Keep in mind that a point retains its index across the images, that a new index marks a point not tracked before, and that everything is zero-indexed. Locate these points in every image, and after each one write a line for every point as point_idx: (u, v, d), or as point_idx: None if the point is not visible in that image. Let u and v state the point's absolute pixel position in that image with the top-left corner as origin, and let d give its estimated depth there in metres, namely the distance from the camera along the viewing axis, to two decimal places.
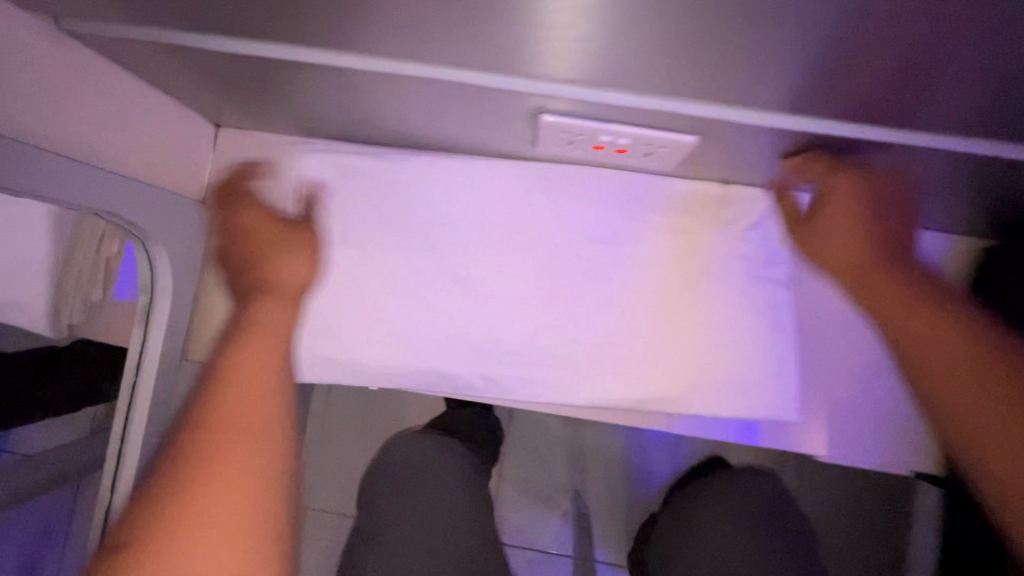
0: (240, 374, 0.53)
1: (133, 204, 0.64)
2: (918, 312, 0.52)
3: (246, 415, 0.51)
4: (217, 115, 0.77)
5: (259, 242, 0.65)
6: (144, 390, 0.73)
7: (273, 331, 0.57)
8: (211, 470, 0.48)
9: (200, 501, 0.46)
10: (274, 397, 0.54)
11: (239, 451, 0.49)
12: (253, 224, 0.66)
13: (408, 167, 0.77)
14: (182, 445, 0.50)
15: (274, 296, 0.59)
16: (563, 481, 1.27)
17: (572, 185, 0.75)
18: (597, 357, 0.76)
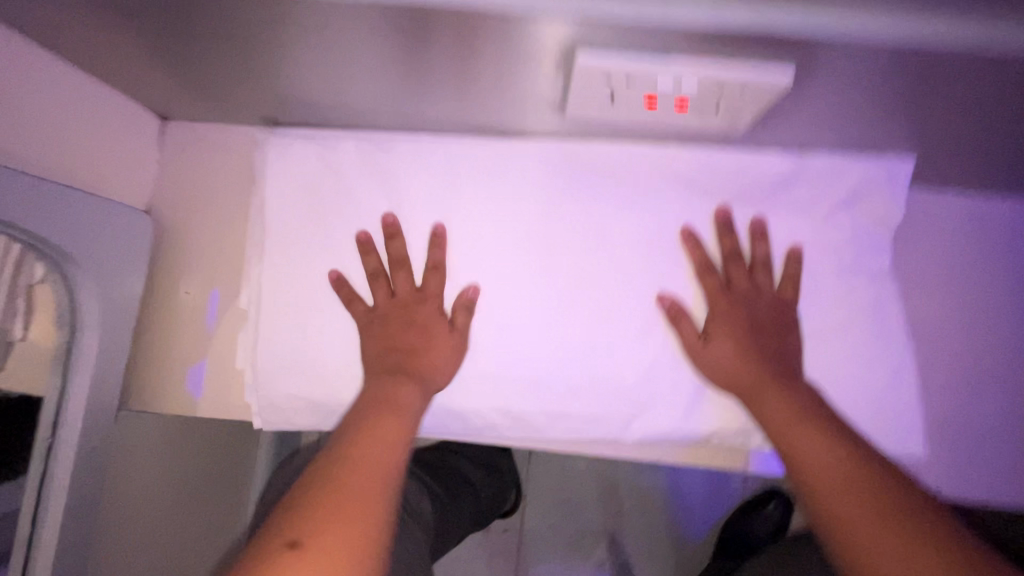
0: (376, 427, 0.51)
1: (39, 206, 0.48)
2: (798, 438, 0.50)
3: (377, 451, 0.49)
4: (162, 106, 0.61)
5: (413, 338, 0.58)
6: (63, 454, 0.54)
7: (407, 420, 0.52)
8: (337, 519, 0.43)
9: (330, 520, 0.42)
10: (396, 470, 0.48)
11: (372, 480, 0.46)
12: (415, 313, 0.59)
13: (403, 158, 0.61)
14: (320, 469, 0.47)
15: (414, 383, 0.55)
16: (597, 528, 1.08)
17: (612, 166, 0.59)
18: (649, 383, 0.60)
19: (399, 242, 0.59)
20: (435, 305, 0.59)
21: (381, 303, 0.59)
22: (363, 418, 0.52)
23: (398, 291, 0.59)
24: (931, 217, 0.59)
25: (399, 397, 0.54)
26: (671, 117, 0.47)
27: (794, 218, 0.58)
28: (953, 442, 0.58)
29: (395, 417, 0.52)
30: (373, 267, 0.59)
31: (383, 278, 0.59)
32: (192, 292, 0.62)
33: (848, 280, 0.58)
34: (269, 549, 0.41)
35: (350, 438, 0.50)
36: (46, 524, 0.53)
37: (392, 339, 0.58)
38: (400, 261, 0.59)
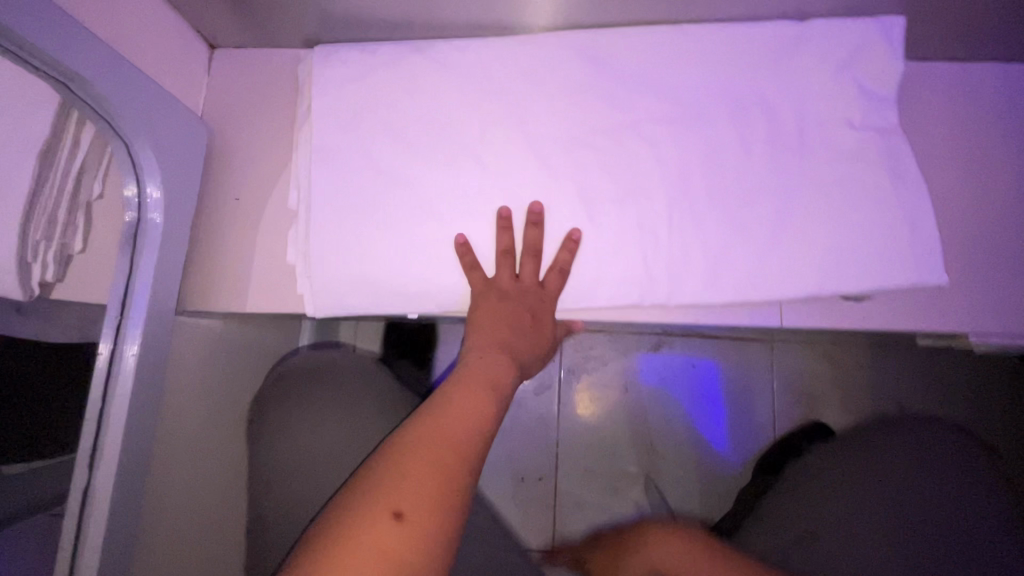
0: (467, 392, 0.56)
1: (118, 84, 0.52)
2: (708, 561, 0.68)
3: (467, 415, 0.55)
4: (211, 31, 0.67)
5: (527, 325, 0.61)
6: (132, 337, 0.58)
7: (498, 388, 0.58)
8: (414, 457, 0.50)
9: (423, 493, 0.48)
10: (473, 432, 0.54)
11: (464, 459, 0.52)
12: (527, 308, 0.61)
13: (436, 58, 0.65)
14: (417, 439, 0.52)
15: (508, 366, 0.59)
16: (632, 469, 1.07)
17: (628, 48, 0.63)
18: (681, 248, 0.61)
19: (535, 230, 0.61)
20: (549, 301, 0.61)
21: (506, 283, 0.61)
22: (454, 395, 0.56)
23: (522, 274, 0.61)
24: (930, 76, 0.64)
25: (494, 383, 0.58)
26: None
27: (806, 81, 0.61)
28: (976, 280, 0.60)
29: (488, 399, 0.57)
30: (505, 244, 0.61)
31: (512, 258, 0.61)
32: (242, 198, 0.66)
33: (861, 136, 0.61)
34: (372, 511, 0.47)
35: (449, 398, 0.56)
36: (116, 400, 0.57)
37: (509, 321, 0.60)
38: (533, 248, 0.61)
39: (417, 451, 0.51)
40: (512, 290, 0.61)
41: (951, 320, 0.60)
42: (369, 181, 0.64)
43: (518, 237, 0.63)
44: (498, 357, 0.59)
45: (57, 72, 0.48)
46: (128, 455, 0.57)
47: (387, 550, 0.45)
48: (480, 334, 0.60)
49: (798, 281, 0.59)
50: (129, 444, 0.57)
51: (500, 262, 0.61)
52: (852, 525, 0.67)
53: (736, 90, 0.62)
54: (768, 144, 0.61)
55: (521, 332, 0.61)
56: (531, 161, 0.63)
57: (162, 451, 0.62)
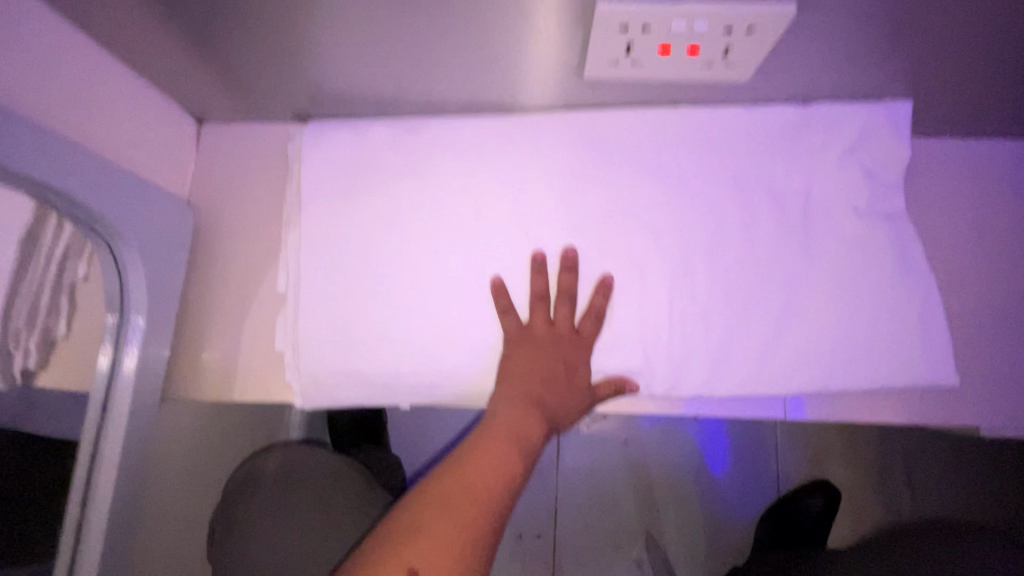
0: (497, 442, 0.53)
1: (97, 187, 0.50)
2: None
3: (494, 468, 0.51)
4: (200, 109, 0.66)
5: (561, 375, 0.57)
6: (112, 443, 0.56)
7: (529, 437, 0.54)
8: (435, 516, 0.48)
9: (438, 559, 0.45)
10: (499, 487, 0.50)
11: (483, 519, 0.49)
12: (562, 355, 0.57)
13: (428, 140, 0.63)
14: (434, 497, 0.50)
15: (541, 415, 0.55)
16: (633, 527, 1.05)
17: (625, 131, 0.61)
18: (681, 339, 0.59)
19: (570, 275, 0.59)
20: (583, 349, 0.58)
21: (540, 328, 0.58)
22: (478, 447, 0.53)
23: (557, 320, 0.58)
24: (937, 157, 0.62)
25: (521, 437, 0.53)
26: (669, 66, 0.51)
27: (810, 165, 0.59)
28: (986, 373, 0.58)
29: (514, 454, 0.52)
30: (540, 288, 0.59)
31: (547, 303, 0.59)
32: (230, 280, 0.65)
33: (866, 223, 0.59)
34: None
35: (478, 446, 0.53)
36: (94, 510, 0.55)
37: (541, 371, 0.56)
38: (568, 292, 0.59)
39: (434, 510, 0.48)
40: (546, 335, 0.58)
41: (958, 413, 0.58)
42: (360, 267, 0.62)
43: (551, 282, 0.60)
44: (527, 409, 0.55)
45: (30, 184, 0.46)
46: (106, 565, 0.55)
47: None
48: (511, 384, 0.56)
49: (801, 376, 0.57)
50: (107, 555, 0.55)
51: (534, 307, 0.59)
52: None
53: (737, 174, 0.60)
54: (770, 231, 0.59)
55: (554, 381, 0.56)
56: (526, 246, 0.61)
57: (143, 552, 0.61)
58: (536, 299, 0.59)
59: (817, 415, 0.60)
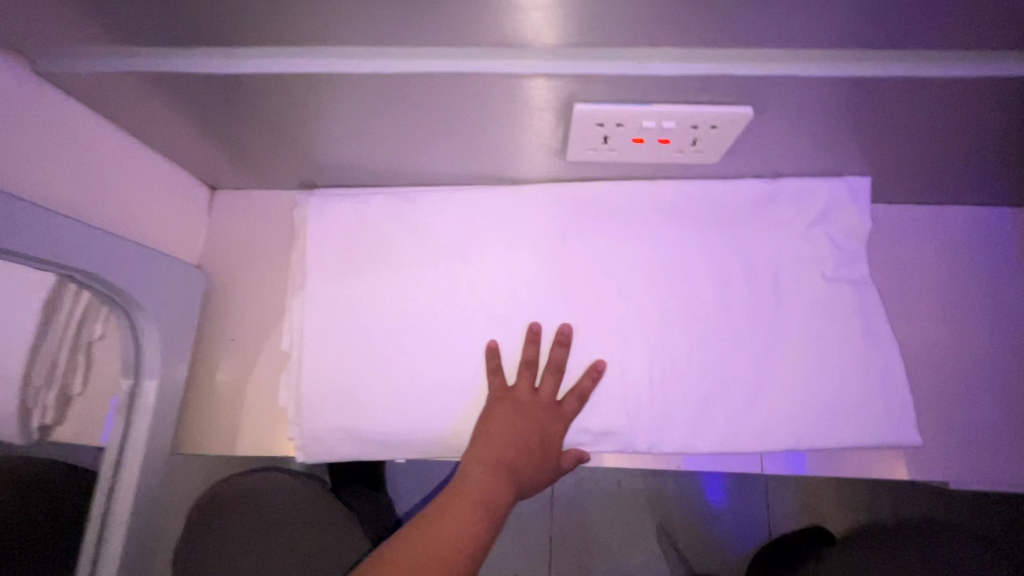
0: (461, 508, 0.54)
1: (115, 262, 0.54)
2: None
3: (458, 534, 0.52)
4: (214, 178, 0.71)
5: (535, 443, 0.59)
6: (124, 498, 0.60)
7: (494, 503, 0.55)
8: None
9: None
10: (462, 553, 0.51)
11: None
12: (539, 424, 0.60)
13: (424, 208, 0.68)
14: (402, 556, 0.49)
15: (509, 483, 0.57)
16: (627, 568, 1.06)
17: (608, 201, 0.66)
18: (662, 396, 0.63)
19: (562, 351, 0.62)
20: (559, 421, 0.61)
21: (523, 395, 0.62)
22: (445, 511, 0.54)
23: (542, 389, 0.62)
24: (898, 225, 0.67)
25: (489, 501, 0.55)
26: (646, 151, 0.56)
27: (780, 235, 0.64)
28: (951, 429, 0.62)
29: (480, 518, 0.53)
30: (531, 356, 0.63)
31: (534, 371, 0.63)
32: (238, 339, 0.69)
33: (833, 288, 0.63)
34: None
35: (440, 512, 0.54)
36: (105, 564, 0.58)
37: (519, 437, 0.59)
38: (557, 365, 0.62)
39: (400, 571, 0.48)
40: (528, 402, 0.61)
41: (925, 468, 0.61)
42: (360, 328, 0.66)
43: (543, 353, 0.64)
44: (499, 473, 0.57)
45: (54, 266, 0.50)
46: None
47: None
48: (486, 446, 0.59)
49: (776, 434, 0.61)
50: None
51: (521, 373, 0.62)
52: None
53: (712, 243, 0.64)
54: (744, 296, 0.63)
55: (528, 450, 0.59)
56: (515, 308, 0.65)
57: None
58: (524, 365, 0.62)
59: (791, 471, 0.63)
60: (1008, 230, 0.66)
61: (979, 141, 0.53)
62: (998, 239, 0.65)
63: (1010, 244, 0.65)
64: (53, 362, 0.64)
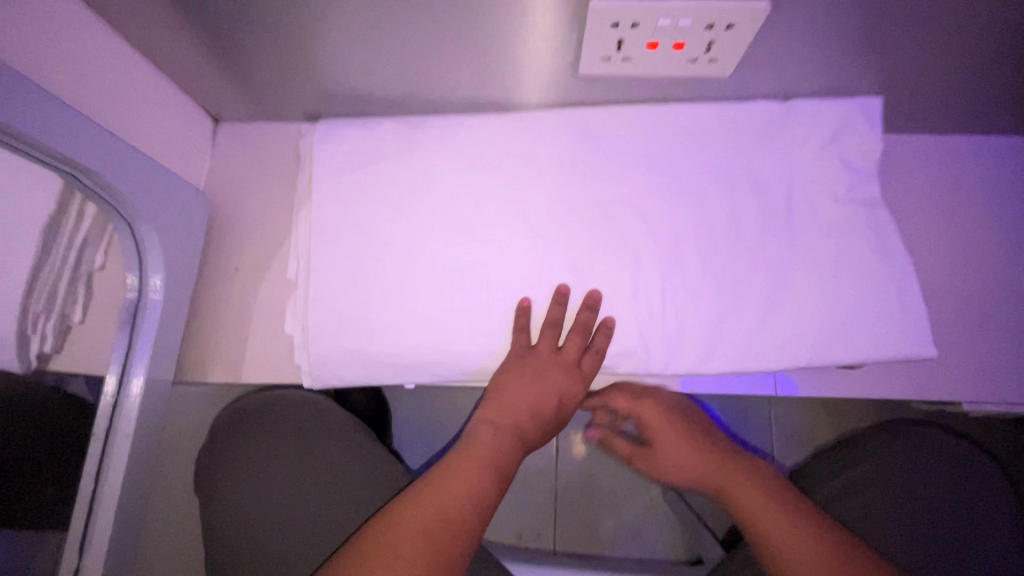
0: (465, 470, 0.55)
1: (126, 173, 0.53)
2: (732, 484, 0.58)
3: (460, 498, 0.53)
4: (216, 108, 0.69)
5: (550, 403, 0.61)
6: (127, 413, 0.59)
7: (500, 464, 0.56)
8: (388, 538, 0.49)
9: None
10: (464, 516, 0.52)
11: (447, 545, 0.49)
12: (556, 386, 0.61)
13: (432, 135, 0.67)
14: (421, 522, 0.50)
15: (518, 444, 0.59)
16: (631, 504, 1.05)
17: (618, 126, 0.65)
18: (673, 318, 0.62)
19: (590, 313, 0.61)
20: (577, 381, 0.62)
21: (545, 355, 0.61)
22: (456, 473, 0.55)
23: (565, 349, 0.62)
24: (907, 150, 0.66)
25: (497, 462, 0.56)
26: (659, 61, 0.56)
27: (791, 156, 0.63)
28: (956, 349, 0.63)
29: (489, 482, 0.55)
30: (556, 316, 0.62)
31: (557, 331, 0.62)
32: (242, 269, 0.68)
33: (843, 210, 0.63)
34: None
35: (447, 470, 0.55)
36: (108, 483, 0.59)
37: (536, 397, 0.60)
38: (584, 327, 0.61)
39: (423, 540, 0.49)
40: (549, 362, 0.61)
41: (927, 387, 0.62)
42: (367, 253, 0.65)
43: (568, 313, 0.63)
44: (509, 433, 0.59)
45: (67, 166, 0.49)
46: (117, 535, 0.59)
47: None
48: (498, 406, 0.60)
49: (789, 353, 0.60)
50: (117, 526, 0.59)
51: (546, 332, 0.62)
52: None
53: (723, 167, 0.64)
54: (756, 220, 0.63)
55: (539, 412, 0.61)
56: (524, 233, 0.64)
57: (148, 526, 0.64)
58: (549, 327, 0.62)
59: (803, 392, 0.63)
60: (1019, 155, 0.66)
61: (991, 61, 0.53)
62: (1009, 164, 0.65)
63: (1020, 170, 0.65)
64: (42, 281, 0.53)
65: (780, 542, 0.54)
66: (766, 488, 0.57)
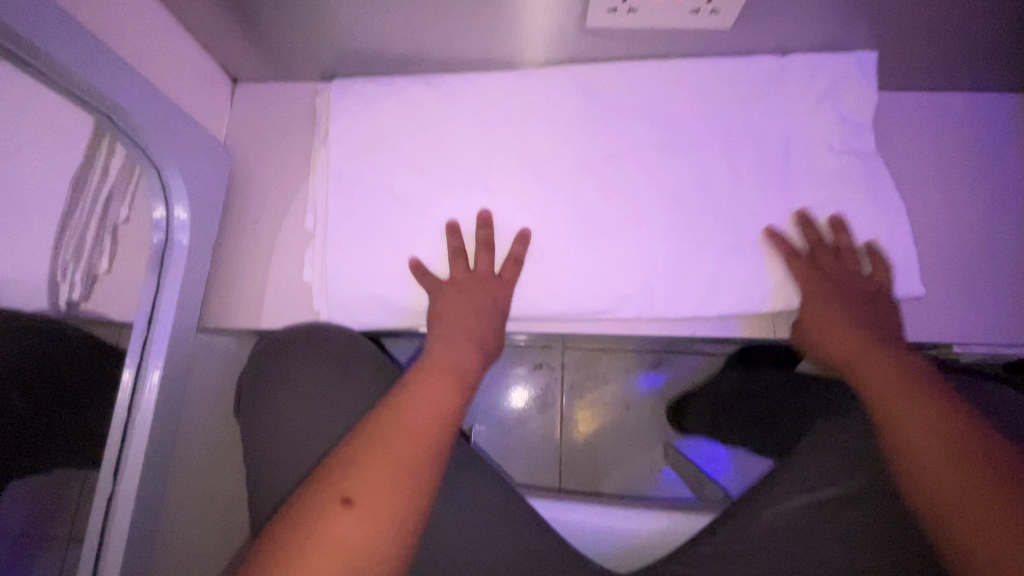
0: (434, 385, 0.55)
1: (154, 117, 0.56)
2: (871, 358, 0.56)
3: (428, 407, 0.53)
4: (234, 67, 0.72)
5: (488, 311, 0.62)
6: (158, 349, 0.62)
7: (460, 372, 0.57)
8: (365, 448, 0.49)
9: (382, 505, 0.46)
10: (435, 425, 0.52)
11: (418, 450, 0.50)
12: (478, 300, 0.62)
13: (442, 89, 0.69)
14: (377, 437, 0.50)
15: (472, 354, 0.59)
16: (636, 458, 1.08)
17: (622, 80, 0.68)
18: (676, 262, 0.65)
19: (487, 230, 0.65)
20: (507, 289, 0.63)
21: (460, 276, 0.64)
22: (412, 393, 0.54)
23: (477, 268, 0.64)
24: (902, 104, 0.69)
25: (457, 370, 0.57)
26: (660, 13, 0.59)
27: (788, 109, 0.66)
28: (946, 292, 0.65)
29: (449, 391, 0.55)
30: (457, 245, 0.65)
31: (464, 257, 0.65)
32: (262, 221, 0.71)
33: (837, 159, 0.66)
34: (321, 500, 0.46)
35: (414, 384, 0.55)
36: (139, 413, 0.61)
37: (472, 309, 0.61)
38: (485, 243, 0.65)
39: (379, 453, 0.49)
40: (468, 279, 0.63)
41: (926, 328, 0.65)
42: (381, 203, 0.68)
43: (470, 240, 0.67)
44: (464, 346, 0.59)
45: (101, 104, 0.52)
46: (150, 465, 0.62)
47: (358, 536, 0.45)
48: (447, 326, 0.60)
49: (786, 296, 0.64)
50: (152, 455, 0.62)
51: (453, 262, 0.64)
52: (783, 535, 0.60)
53: (724, 119, 0.67)
54: (756, 169, 0.66)
55: (485, 319, 0.61)
56: (531, 182, 0.67)
57: (182, 465, 0.67)
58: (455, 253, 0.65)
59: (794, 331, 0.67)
60: (1009, 109, 0.68)
61: (982, 15, 0.55)
62: (998, 118, 0.68)
63: (1010, 123, 0.68)
64: (72, 229, 0.57)
65: (908, 424, 0.51)
66: (937, 388, 0.53)
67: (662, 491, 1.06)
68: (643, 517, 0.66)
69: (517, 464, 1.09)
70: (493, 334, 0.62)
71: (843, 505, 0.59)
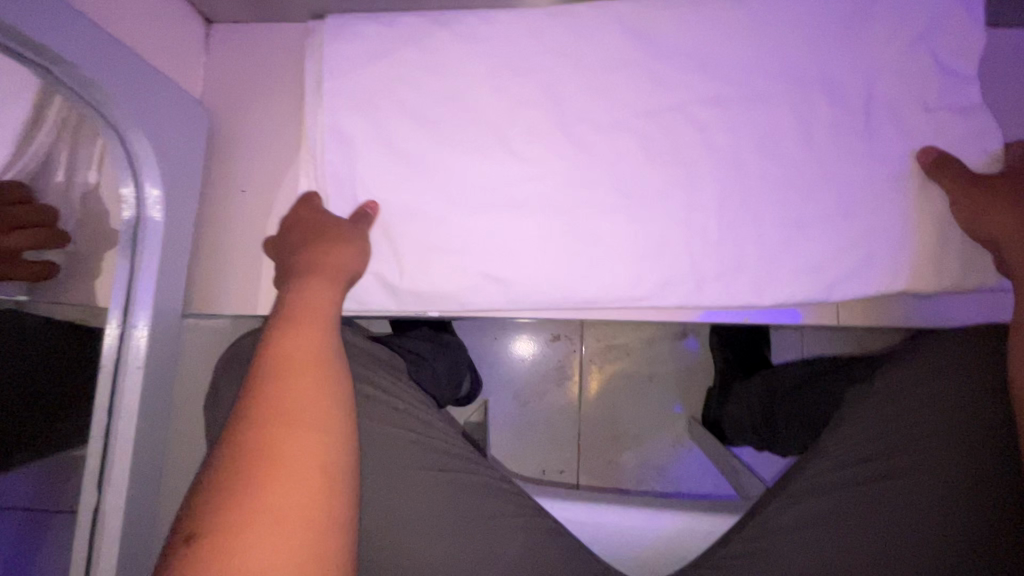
0: (293, 344, 0.48)
1: (113, 73, 0.47)
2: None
3: (291, 376, 0.46)
4: (208, 6, 0.61)
5: (333, 239, 0.55)
6: (137, 347, 0.55)
7: (315, 319, 0.50)
8: (229, 457, 0.42)
9: (260, 524, 0.40)
10: (312, 390, 0.46)
11: (294, 431, 0.44)
12: (317, 235, 0.55)
13: (453, 31, 0.58)
14: (245, 445, 0.43)
15: (331, 295, 0.53)
16: (656, 434, 1.03)
17: (672, 18, 0.56)
18: (726, 242, 0.56)
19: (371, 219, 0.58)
20: (358, 218, 0.57)
21: (305, 218, 0.57)
22: (270, 364, 0.47)
23: (317, 208, 0.57)
24: (1011, 47, 0.57)
25: (311, 315, 0.50)
26: None
27: (874, 52, 0.55)
28: None
29: (315, 350, 0.49)
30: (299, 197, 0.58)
31: (305, 202, 0.58)
32: (248, 190, 0.63)
33: (931, 118, 0.55)
34: (180, 543, 0.39)
35: (268, 352, 0.48)
36: (122, 416, 0.55)
37: (322, 244, 0.54)
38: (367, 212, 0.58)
39: (251, 463, 0.42)
40: (313, 220, 0.57)
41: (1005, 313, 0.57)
42: (384, 170, 0.59)
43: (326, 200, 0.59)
44: (324, 288, 0.52)
45: (43, 58, 0.42)
46: (137, 469, 0.56)
47: (261, 568, 0.38)
48: (300, 275, 0.53)
49: (857, 284, 0.55)
50: (138, 459, 0.57)
51: (301, 208, 0.58)
52: (822, 539, 0.52)
53: (796, 66, 0.55)
54: (827, 129, 0.55)
55: (335, 246, 0.54)
56: (558, 145, 0.57)
57: (175, 459, 0.62)
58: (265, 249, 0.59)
59: (853, 318, 0.59)
60: None
61: None
62: None
63: None
64: (15, 195, 0.49)
65: None
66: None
67: (682, 468, 1.02)
68: (651, 517, 0.60)
69: (530, 440, 1.04)
70: (352, 262, 0.55)
71: (869, 467, 0.54)
